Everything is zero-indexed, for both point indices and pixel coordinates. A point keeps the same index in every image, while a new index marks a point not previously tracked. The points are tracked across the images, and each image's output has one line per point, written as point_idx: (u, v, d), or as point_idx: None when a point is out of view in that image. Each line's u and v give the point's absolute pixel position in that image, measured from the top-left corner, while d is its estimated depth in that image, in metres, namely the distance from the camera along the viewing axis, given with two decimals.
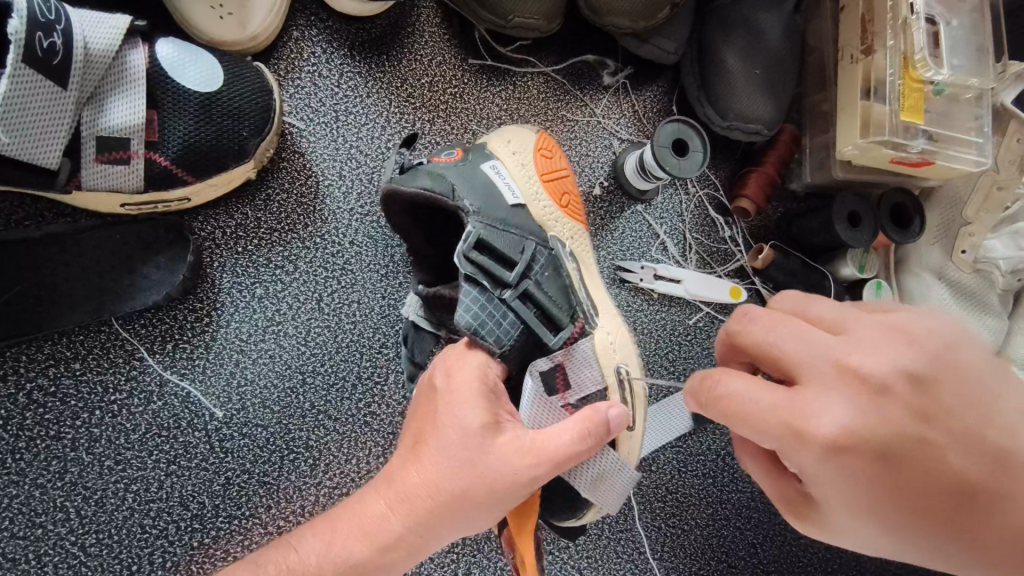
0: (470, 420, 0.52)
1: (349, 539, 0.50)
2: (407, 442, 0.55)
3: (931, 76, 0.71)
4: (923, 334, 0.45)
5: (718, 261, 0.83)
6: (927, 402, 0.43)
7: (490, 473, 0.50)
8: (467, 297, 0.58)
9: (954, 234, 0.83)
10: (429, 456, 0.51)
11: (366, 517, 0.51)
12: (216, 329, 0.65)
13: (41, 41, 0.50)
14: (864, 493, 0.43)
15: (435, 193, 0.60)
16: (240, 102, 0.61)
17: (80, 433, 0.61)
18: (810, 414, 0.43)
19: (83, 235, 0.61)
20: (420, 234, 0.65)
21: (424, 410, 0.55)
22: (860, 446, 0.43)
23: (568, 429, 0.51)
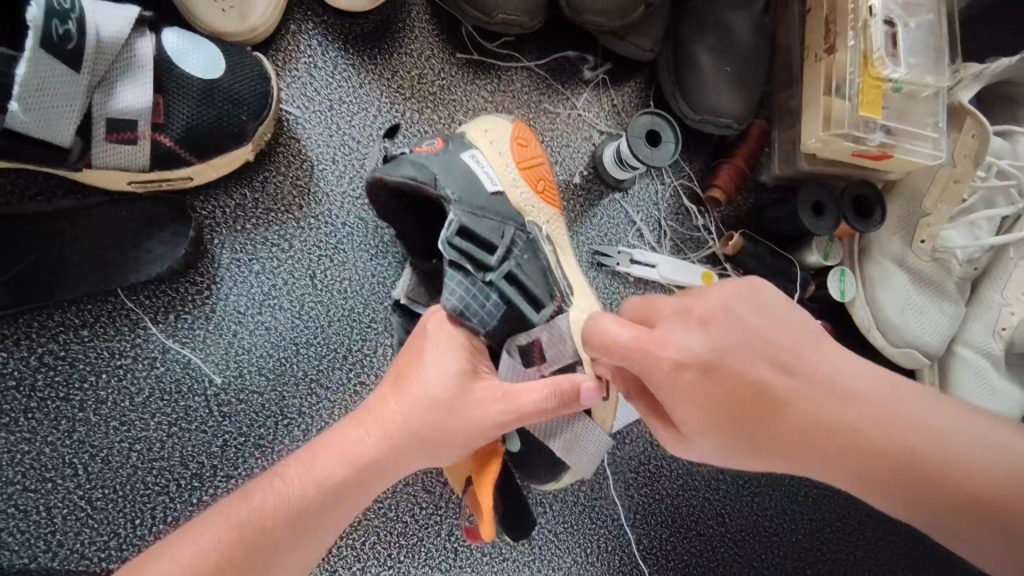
0: (457, 364, 0.58)
1: (329, 461, 0.54)
2: (386, 379, 0.60)
3: (889, 74, 0.75)
4: (764, 295, 0.53)
5: (691, 247, 0.88)
6: (748, 332, 0.51)
7: (472, 410, 0.56)
8: (451, 277, 0.61)
9: (914, 225, 0.88)
10: (411, 391, 0.57)
11: (346, 442, 0.55)
12: (215, 301, 0.69)
13: (57, 28, 0.54)
14: (709, 407, 0.51)
15: (416, 180, 0.63)
16: (240, 89, 0.66)
17: (87, 395, 0.65)
18: (658, 342, 0.51)
19: (92, 212, 0.66)
20: (403, 218, 0.68)
21: (405, 355, 0.60)
22: (699, 364, 0.50)
23: (543, 388, 0.55)
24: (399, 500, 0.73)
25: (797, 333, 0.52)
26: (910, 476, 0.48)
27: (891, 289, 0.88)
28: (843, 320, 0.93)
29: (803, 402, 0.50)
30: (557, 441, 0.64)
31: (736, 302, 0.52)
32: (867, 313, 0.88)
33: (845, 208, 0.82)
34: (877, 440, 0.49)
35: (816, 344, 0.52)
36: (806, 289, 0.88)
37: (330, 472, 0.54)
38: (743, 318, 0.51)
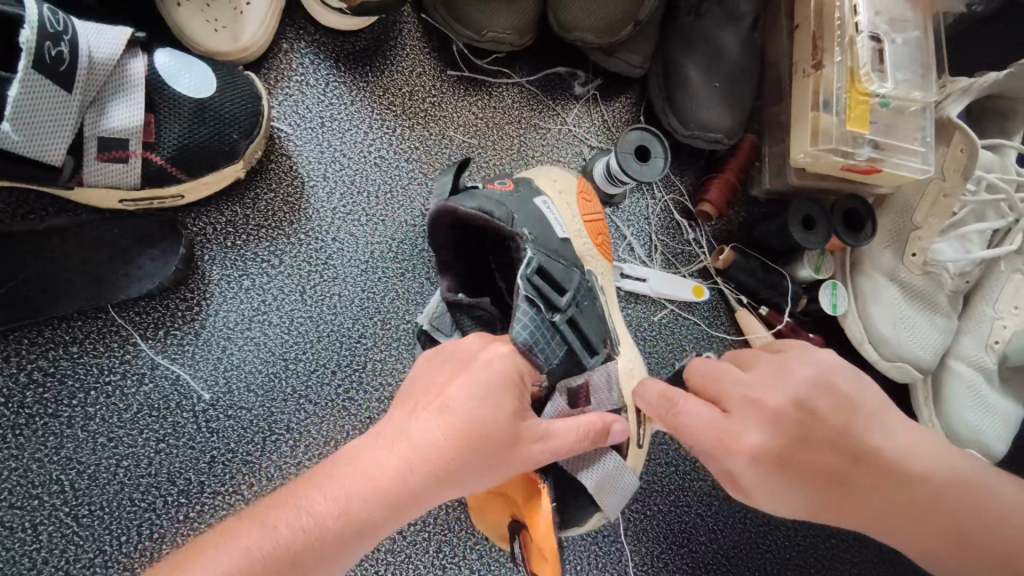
0: (507, 390, 0.53)
1: (366, 489, 0.47)
2: (426, 398, 0.53)
3: (876, 90, 0.76)
4: (824, 376, 0.59)
5: (682, 261, 0.89)
6: (810, 421, 0.56)
7: (514, 441, 0.52)
8: (520, 314, 0.59)
9: (905, 239, 0.88)
10: (456, 418, 0.51)
11: (385, 468, 0.48)
12: (205, 317, 0.70)
13: (50, 50, 0.55)
14: (783, 490, 0.56)
15: (494, 217, 0.62)
16: (230, 107, 0.66)
17: (76, 411, 0.65)
18: (733, 432, 0.57)
19: (84, 229, 0.66)
20: (449, 247, 0.66)
21: (441, 371, 0.54)
22: (770, 454, 0.56)
23: (578, 428, 0.56)
24: None
25: (863, 411, 0.59)
26: (948, 539, 0.57)
27: (882, 303, 0.88)
28: (835, 334, 0.93)
29: (878, 476, 0.57)
30: (589, 477, 0.60)
31: (818, 390, 0.58)
32: (859, 327, 0.89)
33: (836, 221, 0.83)
34: (925, 512, 0.57)
35: (878, 420, 0.59)
36: (797, 303, 0.88)
37: (355, 496, 0.47)
38: (805, 408, 0.57)
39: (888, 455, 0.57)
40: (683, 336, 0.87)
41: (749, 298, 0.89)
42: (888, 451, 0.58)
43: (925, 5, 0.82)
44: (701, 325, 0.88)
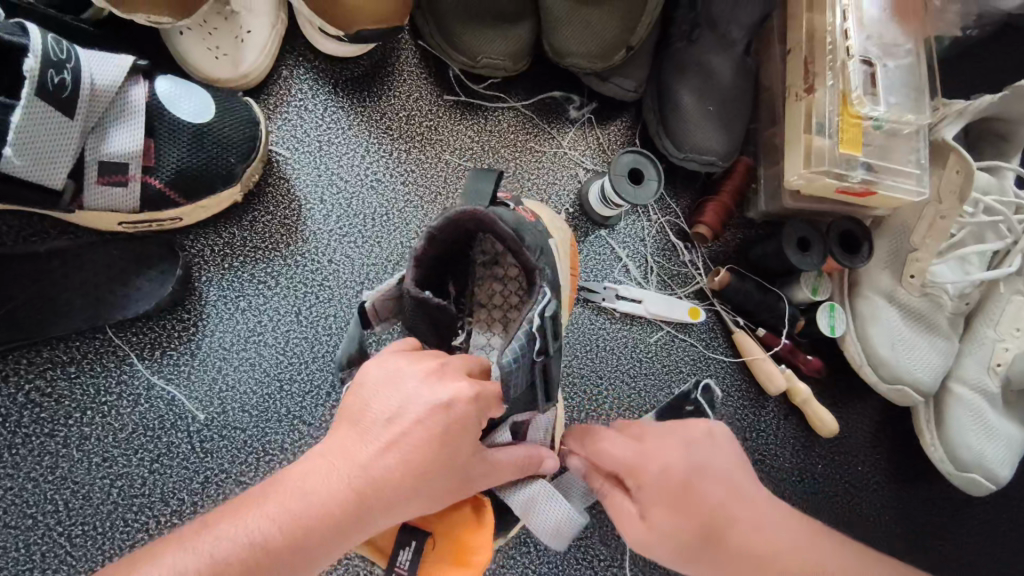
0: (472, 417, 0.52)
1: (301, 504, 0.48)
2: (369, 414, 0.52)
3: (866, 112, 0.77)
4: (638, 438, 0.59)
5: (678, 283, 0.89)
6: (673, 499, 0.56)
7: (467, 466, 0.53)
8: (515, 343, 0.56)
9: (903, 260, 0.88)
10: (397, 432, 0.51)
11: (322, 484, 0.49)
12: (201, 338, 0.70)
13: (52, 77, 0.57)
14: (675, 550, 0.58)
15: (526, 245, 0.61)
16: (228, 132, 0.68)
17: (72, 431, 0.66)
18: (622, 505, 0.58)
19: (84, 251, 0.68)
20: (445, 251, 0.62)
21: (398, 377, 0.53)
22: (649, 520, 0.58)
23: (519, 454, 0.57)
24: None
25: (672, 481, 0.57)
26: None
27: (882, 325, 0.87)
28: (835, 356, 0.93)
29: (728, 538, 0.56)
30: (516, 500, 0.59)
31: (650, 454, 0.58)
32: (859, 350, 0.88)
33: (831, 243, 0.83)
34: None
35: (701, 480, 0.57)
36: (795, 325, 0.87)
37: (310, 515, 0.47)
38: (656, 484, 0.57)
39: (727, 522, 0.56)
40: (680, 357, 0.87)
41: (745, 320, 0.89)
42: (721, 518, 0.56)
43: (917, 30, 0.83)
44: (697, 346, 0.87)
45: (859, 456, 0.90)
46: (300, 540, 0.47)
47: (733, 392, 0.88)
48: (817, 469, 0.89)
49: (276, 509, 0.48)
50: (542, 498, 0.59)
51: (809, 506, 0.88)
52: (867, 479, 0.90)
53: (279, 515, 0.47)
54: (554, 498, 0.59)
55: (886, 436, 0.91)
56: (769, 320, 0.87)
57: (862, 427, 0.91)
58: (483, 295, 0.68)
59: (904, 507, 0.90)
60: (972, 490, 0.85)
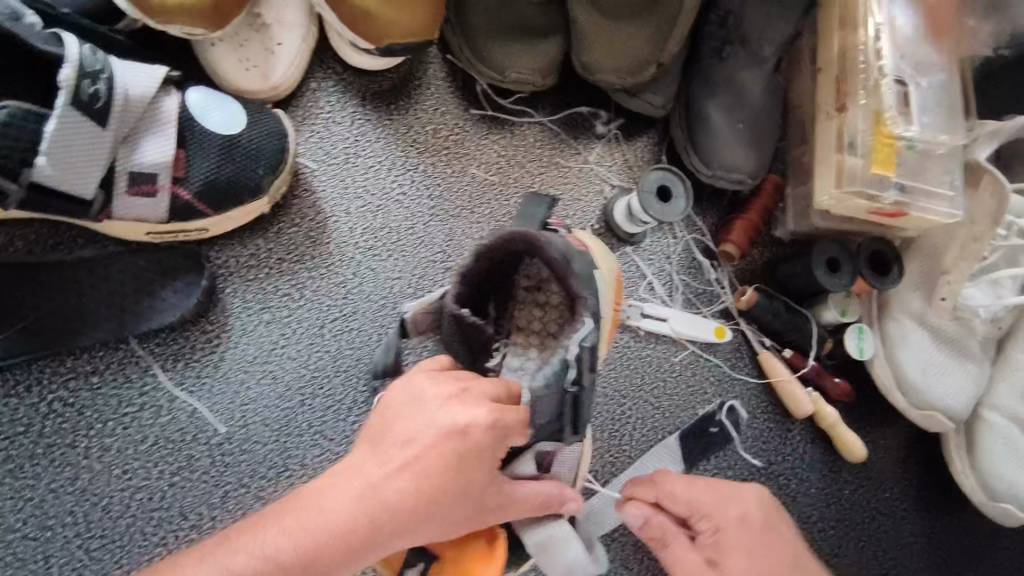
0: (489, 443, 0.51)
1: (316, 525, 0.49)
2: (386, 437, 0.52)
3: (901, 133, 0.76)
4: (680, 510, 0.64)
5: (704, 302, 0.87)
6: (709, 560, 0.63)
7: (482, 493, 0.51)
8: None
9: (934, 283, 0.86)
10: (410, 456, 0.51)
11: (336, 505, 0.50)
12: (224, 349, 0.70)
13: (87, 87, 0.57)
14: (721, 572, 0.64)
15: (574, 272, 0.60)
16: (257, 144, 0.68)
17: (93, 442, 0.65)
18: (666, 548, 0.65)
19: (111, 261, 0.67)
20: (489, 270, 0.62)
21: (419, 399, 0.53)
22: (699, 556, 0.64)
23: (540, 492, 0.55)
24: None
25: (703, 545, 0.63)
26: None
27: (912, 348, 0.85)
28: (862, 378, 0.91)
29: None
30: (534, 542, 0.56)
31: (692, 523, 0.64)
32: (887, 372, 0.86)
33: (862, 264, 0.82)
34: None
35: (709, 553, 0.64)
36: (823, 346, 0.86)
37: (322, 535, 0.48)
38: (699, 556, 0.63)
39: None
40: (705, 377, 0.85)
41: (773, 341, 0.87)
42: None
43: (950, 49, 0.82)
44: (722, 366, 0.86)
45: (887, 482, 0.88)
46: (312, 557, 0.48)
47: (758, 414, 0.86)
48: (843, 494, 0.87)
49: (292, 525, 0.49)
50: (561, 543, 0.56)
51: (835, 533, 0.86)
52: (895, 506, 0.88)
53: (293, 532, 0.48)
54: (573, 545, 0.56)
55: (915, 462, 0.89)
56: (796, 341, 0.86)
57: (889, 453, 0.89)
58: (522, 320, 0.65)
59: (932, 536, 0.88)
60: (1003, 520, 0.84)
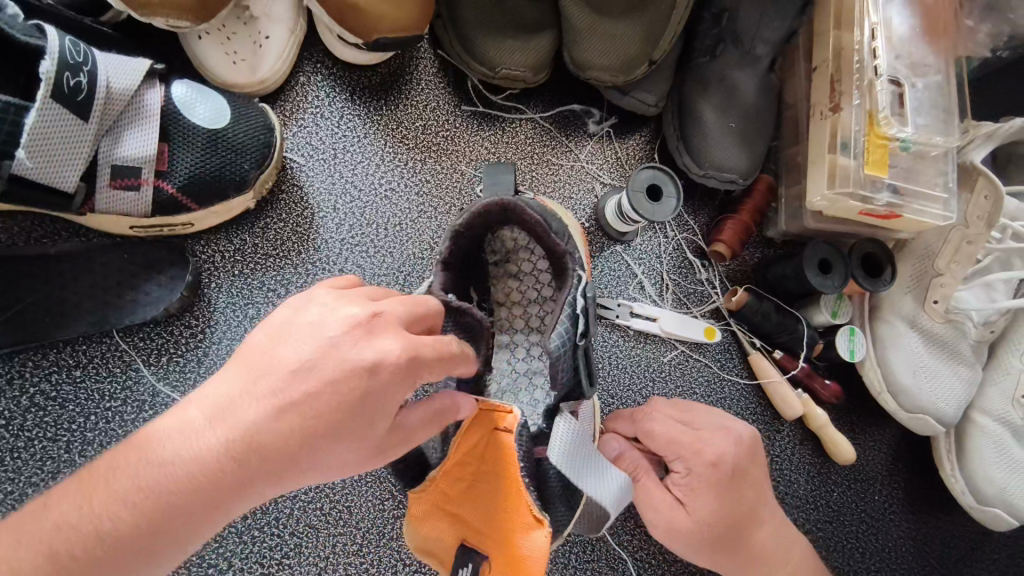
0: (393, 388, 0.45)
1: (174, 469, 0.43)
2: (261, 364, 0.45)
3: (895, 133, 0.74)
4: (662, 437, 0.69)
5: (694, 301, 0.87)
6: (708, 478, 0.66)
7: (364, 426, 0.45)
8: (562, 324, 0.64)
9: (926, 285, 0.85)
10: (292, 388, 0.44)
11: (197, 440, 0.43)
12: (208, 345, 0.70)
13: (68, 80, 0.56)
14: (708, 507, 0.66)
15: (552, 232, 0.66)
16: (243, 138, 0.67)
17: (74, 436, 0.65)
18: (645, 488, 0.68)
19: (94, 254, 0.67)
20: (473, 241, 0.67)
21: (316, 326, 0.45)
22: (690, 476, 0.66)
23: (423, 412, 0.51)
24: (383, 556, 0.71)
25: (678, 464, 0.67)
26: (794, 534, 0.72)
27: (903, 351, 0.85)
28: (853, 382, 0.91)
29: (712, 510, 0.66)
30: (561, 457, 0.60)
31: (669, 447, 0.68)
32: (878, 375, 0.86)
33: (854, 265, 0.81)
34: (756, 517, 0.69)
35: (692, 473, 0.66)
36: (813, 348, 0.85)
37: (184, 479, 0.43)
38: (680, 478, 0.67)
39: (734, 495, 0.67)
40: (694, 378, 0.85)
41: (763, 341, 0.87)
42: (723, 497, 0.66)
43: (946, 50, 0.81)
44: (712, 367, 0.86)
45: (875, 485, 0.88)
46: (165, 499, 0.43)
47: (748, 415, 0.86)
48: (831, 496, 0.87)
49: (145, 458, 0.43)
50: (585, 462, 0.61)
51: (822, 534, 0.86)
52: (884, 508, 0.88)
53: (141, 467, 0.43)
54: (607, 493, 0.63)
55: (905, 466, 0.89)
56: (787, 342, 0.85)
57: (879, 456, 0.89)
58: (503, 293, 0.74)
59: (921, 539, 0.87)
60: (993, 524, 0.84)
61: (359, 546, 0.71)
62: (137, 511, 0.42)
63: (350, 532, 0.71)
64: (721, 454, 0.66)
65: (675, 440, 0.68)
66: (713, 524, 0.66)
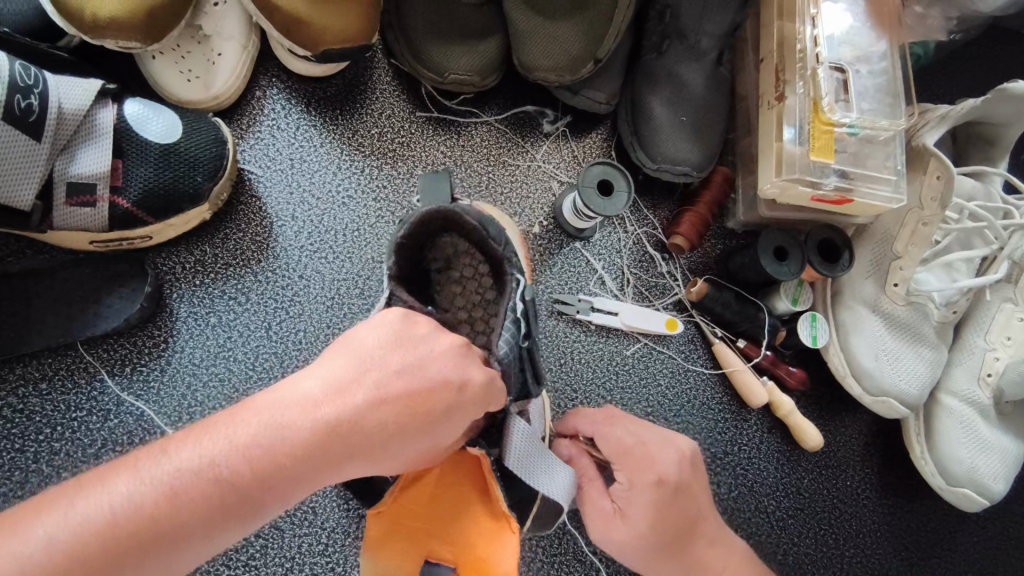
0: (468, 399, 0.49)
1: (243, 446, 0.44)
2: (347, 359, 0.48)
3: (838, 119, 0.75)
4: (611, 441, 0.66)
5: (656, 294, 0.88)
6: (652, 491, 0.62)
7: (395, 454, 0.47)
8: (506, 332, 0.61)
9: (886, 269, 0.86)
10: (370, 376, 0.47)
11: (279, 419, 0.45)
12: (171, 353, 0.72)
13: (19, 102, 0.59)
14: (648, 519, 0.62)
15: (492, 235, 0.64)
16: (196, 152, 0.70)
17: (42, 446, 0.67)
18: (586, 495, 0.65)
19: (56, 270, 0.69)
20: (413, 250, 0.63)
21: (407, 342, 0.49)
22: (633, 485, 0.63)
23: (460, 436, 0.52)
24: (349, 555, 0.72)
25: (625, 471, 0.64)
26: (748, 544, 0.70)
27: (865, 335, 0.85)
28: (819, 368, 0.91)
29: (654, 522, 0.62)
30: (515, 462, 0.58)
31: (616, 453, 0.65)
32: (841, 359, 0.86)
33: (810, 251, 0.81)
34: (701, 523, 0.65)
35: (636, 483, 0.63)
36: (775, 336, 0.86)
37: (258, 456, 0.43)
38: (623, 484, 0.63)
39: (677, 506, 0.63)
40: (657, 370, 0.86)
41: (725, 331, 0.87)
42: (666, 510, 0.62)
43: (892, 35, 0.82)
44: (676, 359, 0.86)
45: (847, 472, 0.88)
46: (166, 530, 0.41)
47: (713, 406, 0.86)
48: (802, 484, 0.87)
49: (145, 483, 0.42)
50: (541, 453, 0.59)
51: (794, 522, 0.86)
52: (857, 494, 0.88)
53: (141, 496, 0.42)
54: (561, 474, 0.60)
55: (876, 450, 0.89)
56: (750, 331, 0.86)
57: (850, 441, 0.89)
58: (445, 300, 0.67)
59: (895, 524, 0.87)
60: (963, 505, 0.83)
61: (325, 546, 0.72)
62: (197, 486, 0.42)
63: (315, 532, 0.72)
64: (666, 471, 0.63)
65: (624, 448, 0.64)
66: (649, 536, 0.63)
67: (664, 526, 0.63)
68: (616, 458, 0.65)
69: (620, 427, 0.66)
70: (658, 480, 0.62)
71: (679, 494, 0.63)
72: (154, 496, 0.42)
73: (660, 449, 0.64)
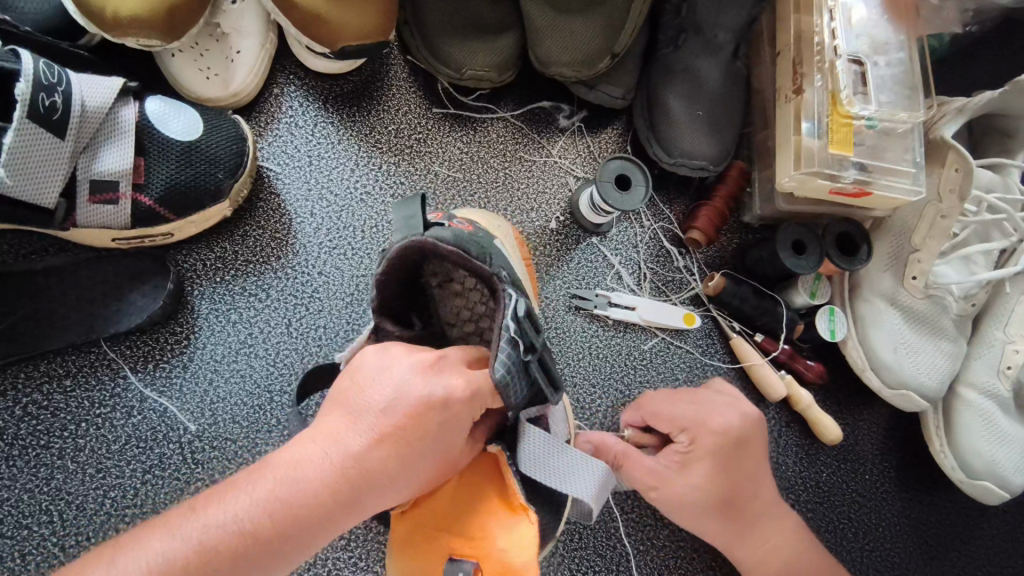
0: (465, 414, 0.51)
1: (265, 494, 0.46)
2: (343, 402, 0.51)
3: (857, 112, 0.76)
4: (670, 412, 0.68)
5: (673, 289, 0.88)
6: (716, 448, 0.64)
7: (398, 488, 0.49)
8: (502, 355, 0.52)
9: (904, 262, 0.85)
10: (370, 405, 0.50)
11: (296, 464, 0.47)
12: (193, 350, 0.72)
13: (43, 100, 0.59)
14: (711, 475, 0.64)
15: (473, 258, 0.57)
16: (216, 149, 0.70)
17: (67, 443, 0.68)
18: (643, 465, 0.66)
19: (80, 267, 0.70)
20: (394, 283, 0.59)
21: (391, 369, 0.51)
22: (694, 444, 0.65)
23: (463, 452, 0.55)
24: (371, 549, 0.72)
25: (686, 434, 0.66)
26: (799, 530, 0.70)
27: (884, 328, 0.85)
28: (837, 362, 0.91)
29: (716, 479, 0.64)
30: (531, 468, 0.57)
31: (680, 420, 0.67)
32: (860, 354, 0.86)
33: (828, 244, 0.81)
34: (762, 482, 0.68)
35: (700, 443, 0.65)
36: (793, 329, 0.85)
37: (283, 501, 0.45)
38: (685, 447, 0.65)
39: (740, 465, 0.66)
40: (675, 364, 0.86)
41: (742, 325, 0.87)
42: (728, 470, 0.65)
43: (909, 27, 0.82)
44: (693, 353, 0.86)
45: (866, 465, 0.88)
46: None
47: None
48: (821, 477, 0.87)
49: (170, 547, 0.44)
50: (559, 454, 0.57)
51: (814, 515, 0.85)
52: (876, 487, 0.87)
53: (171, 554, 0.43)
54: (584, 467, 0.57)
55: (895, 443, 0.89)
56: (767, 325, 0.86)
57: (869, 434, 0.89)
58: (451, 314, 0.65)
59: (915, 517, 0.87)
60: (984, 498, 0.83)
61: (347, 540, 0.72)
62: (224, 538, 0.44)
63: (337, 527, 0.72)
64: (727, 423, 0.66)
65: (683, 414, 0.67)
66: (708, 495, 0.65)
67: (728, 484, 0.65)
68: (677, 425, 0.67)
69: (683, 398, 0.69)
70: (720, 439, 0.65)
71: (739, 453, 0.66)
72: (179, 558, 0.43)
73: (718, 410, 0.67)
